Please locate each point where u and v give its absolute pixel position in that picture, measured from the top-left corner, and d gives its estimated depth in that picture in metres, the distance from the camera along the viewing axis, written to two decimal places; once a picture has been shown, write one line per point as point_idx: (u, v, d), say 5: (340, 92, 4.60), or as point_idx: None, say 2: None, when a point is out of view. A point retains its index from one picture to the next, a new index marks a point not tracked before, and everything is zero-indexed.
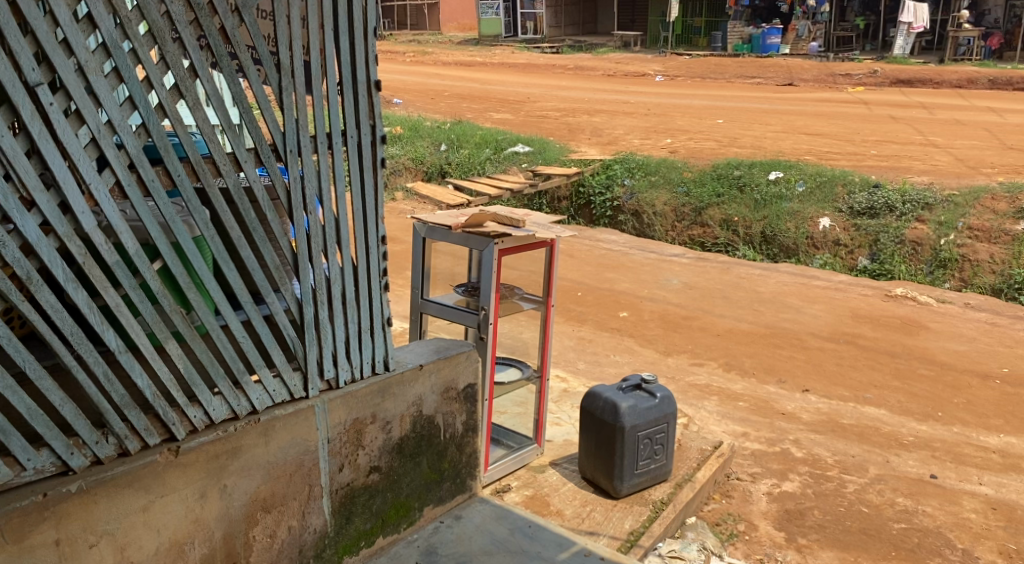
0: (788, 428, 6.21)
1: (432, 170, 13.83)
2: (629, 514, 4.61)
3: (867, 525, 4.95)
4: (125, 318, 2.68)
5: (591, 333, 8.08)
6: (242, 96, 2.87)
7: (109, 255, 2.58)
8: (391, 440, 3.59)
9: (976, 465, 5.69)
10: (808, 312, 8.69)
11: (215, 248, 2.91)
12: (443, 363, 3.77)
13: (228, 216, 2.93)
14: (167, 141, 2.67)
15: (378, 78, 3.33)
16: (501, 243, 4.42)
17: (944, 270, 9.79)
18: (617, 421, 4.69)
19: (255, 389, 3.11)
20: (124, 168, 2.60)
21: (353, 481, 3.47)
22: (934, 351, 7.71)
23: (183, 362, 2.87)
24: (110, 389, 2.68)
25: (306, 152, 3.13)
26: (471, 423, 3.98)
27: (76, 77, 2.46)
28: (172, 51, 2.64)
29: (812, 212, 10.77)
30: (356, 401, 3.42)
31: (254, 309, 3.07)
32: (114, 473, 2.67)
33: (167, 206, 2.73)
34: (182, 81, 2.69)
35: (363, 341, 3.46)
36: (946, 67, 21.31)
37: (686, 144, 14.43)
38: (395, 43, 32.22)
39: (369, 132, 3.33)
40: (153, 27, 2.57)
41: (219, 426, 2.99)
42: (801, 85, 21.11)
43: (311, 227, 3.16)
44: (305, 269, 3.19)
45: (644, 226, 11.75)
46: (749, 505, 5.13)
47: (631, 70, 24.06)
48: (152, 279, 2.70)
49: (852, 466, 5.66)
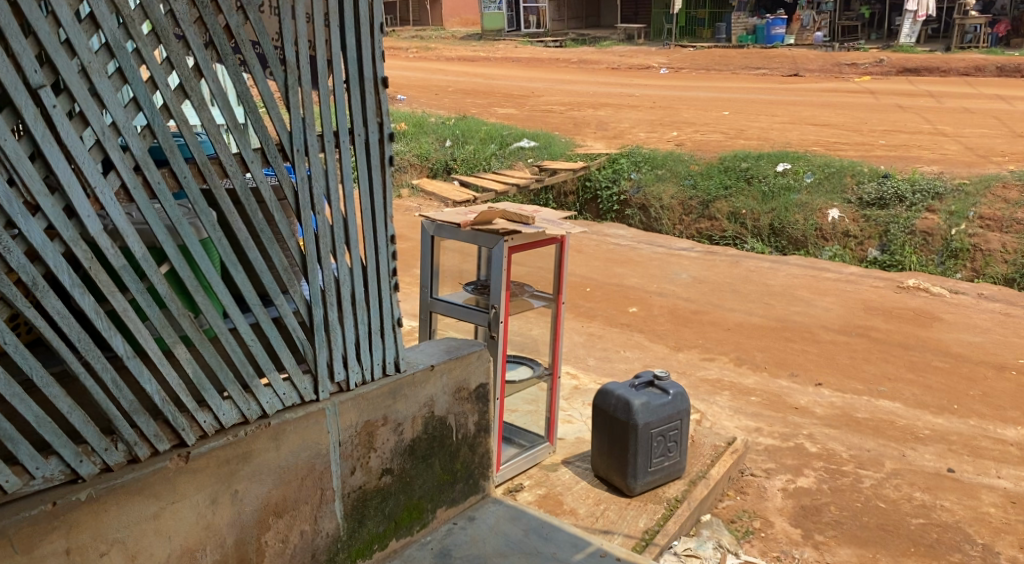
0: (802, 423, 6.15)
1: (436, 167, 13.75)
2: (643, 512, 4.57)
3: (884, 521, 4.89)
4: (133, 322, 2.62)
5: (600, 329, 8.02)
6: (248, 96, 2.80)
7: (116, 259, 2.54)
8: (403, 442, 3.56)
9: (993, 459, 5.63)
10: (819, 305, 8.60)
11: (222, 250, 2.85)
12: (454, 363, 3.73)
13: (235, 217, 2.87)
14: (172, 141, 2.62)
15: (385, 75, 3.27)
16: (511, 241, 4.39)
17: (955, 261, 9.73)
18: (630, 419, 4.64)
19: (265, 392, 3.05)
20: (130, 170, 2.54)
21: (365, 484, 3.43)
22: (948, 343, 7.62)
23: (192, 367, 2.81)
24: (119, 395, 2.62)
25: (314, 152, 3.07)
26: (482, 423, 3.94)
27: (80, 78, 2.40)
28: (176, 51, 2.58)
29: (820, 204, 10.70)
30: (367, 403, 3.38)
31: (262, 311, 3.00)
32: (125, 480, 2.63)
33: (173, 209, 2.67)
34: (187, 80, 2.63)
35: (373, 342, 3.41)
36: (954, 56, 21.17)
37: (692, 136, 14.35)
38: (399, 39, 32.23)
39: (376, 130, 3.27)
40: (157, 26, 2.53)
41: (229, 431, 2.95)
42: (806, 76, 20.97)
43: (319, 227, 3.11)
44: (314, 270, 3.14)
45: (651, 220, 11.66)
46: (764, 502, 5.08)
47: (635, 63, 23.98)
48: (160, 283, 2.66)
49: (868, 461, 5.61)
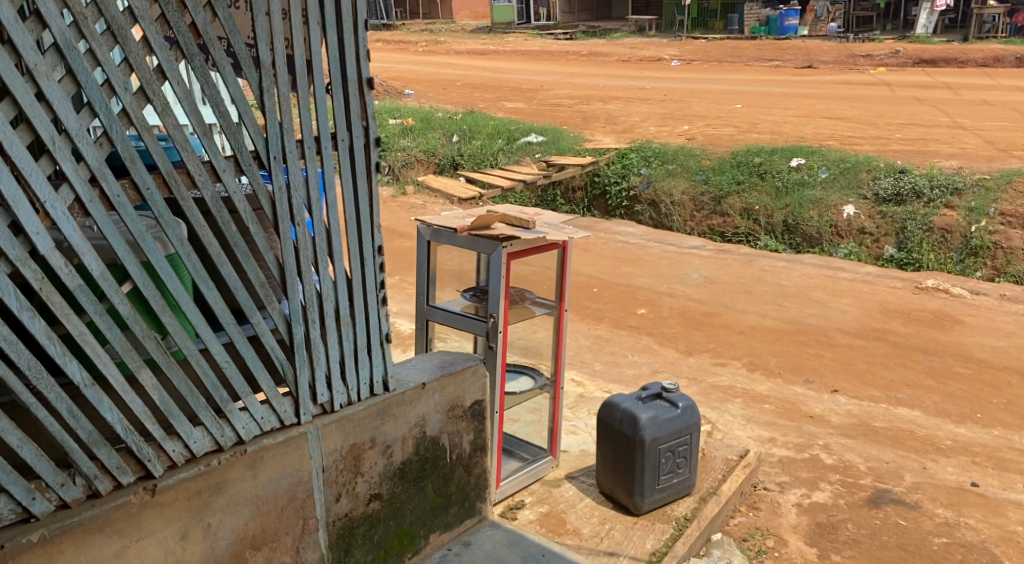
0: (817, 432, 5.90)
1: (443, 163, 13.52)
2: (651, 532, 4.34)
3: (905, 540, 4.64)
4: (91, 348, 2.38)
5: (607, 332, 7.77)
6: (219, 99, 2.55)
7: (70, 279, 2.31)
8: (392, 465, 3.34)
9: (1020, 473, 5.36)
10: (835, 307, 8.32)
11: (192, 267, 2.61)
12: (447, 380, 3.50)
13: (206, 230, 2.63)
14: (133, 149, 2.38)
15: (371, 75, 3.03)
16: (509, 247, 4.17)
17: (975, 259, 9.43)
18: (637, 434, 4.41)
19: (241, 416, 2.83)
20: (84, 182, 2.31)
21: (352, 511, 3.22)
22: (970, 347, 7.33)
23: (158, 394, 2.58)
24: (76, 426, 2.39)
25: (292, 158, 2.83)
26: (479, 442, 3.72)
27: (24, 82, 2.16)
28: (136, 52, 2.34)
29: (836, 200, 10.39)
30: (353, 425, 3.17)
31: (237, 330, 2.77)
32: (82, 518, 2.41)
33: (135, 222, 2.43)
34: (148, 82, 2.38)
35: (359, 360, 3.19)
36: (972, 46, 20.74)
37: (704, 130, 14.06)
38: (408, 32, 31.96)
39: (361, 134, 3.03)
40: (113, 24, 2.28)
41: (201, 460, 2.73)
42: (820, 68, 20.58)
43: (299, 239, 2.88)
44: (294, 285, 2.90)
45: (661, 217, 11.37)
46: (778, 518, 4.84)
47: (646, 55, 23.63)
48: (122, 304, 2.43)
49: (887, 474, 5.35)
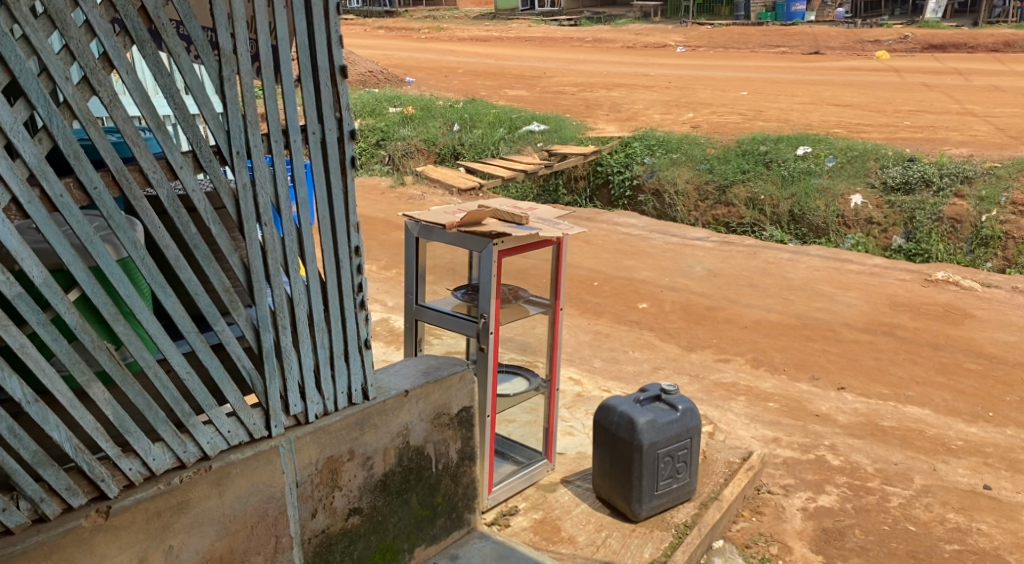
0: (823, 432, 5.70)
1: (443, 153, 13.28)
2: (649, 540, 4.15)
3: (915, 547, 4.44)
4: (34, 361, 2.20)
5: (608, 328, 7.57)
6: (173, 89, 2.35)
7: (7, 287, 2.11)
8: (373, 478, 3.16)
9: None
10: (842, 301, 8.10)
11: (147, 271, 2.41)
12: (432, 387, 3.31)
13: (163, 231, 2.42)
14: (77, 145, 2.18)
15: (344, 63, 2.82)
16: (501, 244, 3.94)
17: (985, 249, 9.18)
18: (634, 438, 4.21)
19: (204, 430, 2.64)
20: (21, 181, 2.11)
21: (330, 526, 3.04)
22: (981, 342, 7.12)
23: (111, 408, 2.39)
24: (18, 445, 2.20)
25: (258, 153, 2.62)
26: (466, 450, 3.54)
27: None
28: (77, 38, 2.14)
29: (843, 189, 10.15)
30: (330, 437, 2.98)
31: (199, 338, 2.58)
32: (26, 545, 2.24)
33: (81, 224, 2.23)
34: (93, 71, 2.19)
35: (336, 368, 2.99)
36: (982, 31, 20.40)
37: (708, 118, 13.80)
38: (411, 20, 31.56)
39: (334, 126, 2.82)
40: (50, 8, 2.08)
41: (161, 478, 2.55)
42: (828, 54, 20.21)
43: (266, 238, 2.68)
44: (261, 290, 2.70)
45: (665, 207, 11.12)
46: (782, 523, 4.65)
47: (651, 42, 23.27)
48: (68, 313, 2.23)
49: (895, 476, 5.16)
